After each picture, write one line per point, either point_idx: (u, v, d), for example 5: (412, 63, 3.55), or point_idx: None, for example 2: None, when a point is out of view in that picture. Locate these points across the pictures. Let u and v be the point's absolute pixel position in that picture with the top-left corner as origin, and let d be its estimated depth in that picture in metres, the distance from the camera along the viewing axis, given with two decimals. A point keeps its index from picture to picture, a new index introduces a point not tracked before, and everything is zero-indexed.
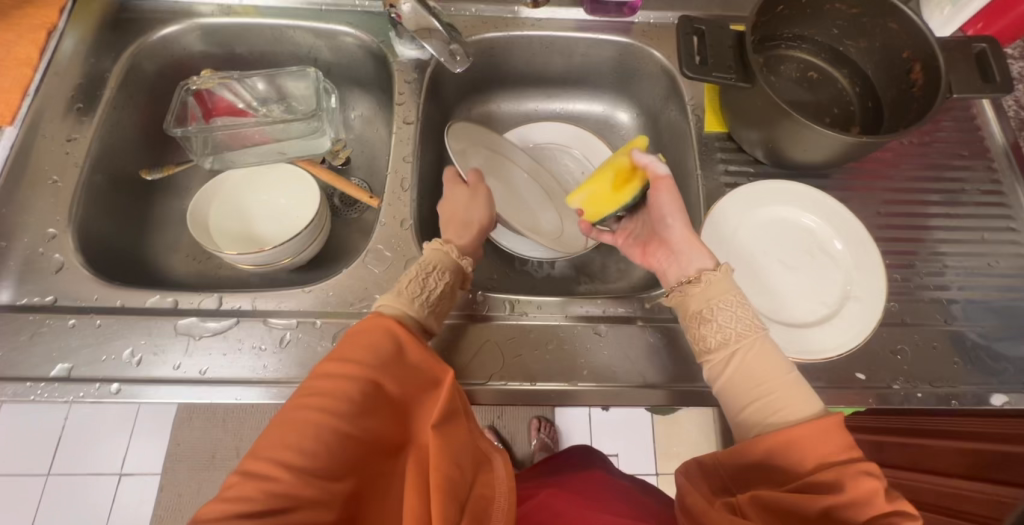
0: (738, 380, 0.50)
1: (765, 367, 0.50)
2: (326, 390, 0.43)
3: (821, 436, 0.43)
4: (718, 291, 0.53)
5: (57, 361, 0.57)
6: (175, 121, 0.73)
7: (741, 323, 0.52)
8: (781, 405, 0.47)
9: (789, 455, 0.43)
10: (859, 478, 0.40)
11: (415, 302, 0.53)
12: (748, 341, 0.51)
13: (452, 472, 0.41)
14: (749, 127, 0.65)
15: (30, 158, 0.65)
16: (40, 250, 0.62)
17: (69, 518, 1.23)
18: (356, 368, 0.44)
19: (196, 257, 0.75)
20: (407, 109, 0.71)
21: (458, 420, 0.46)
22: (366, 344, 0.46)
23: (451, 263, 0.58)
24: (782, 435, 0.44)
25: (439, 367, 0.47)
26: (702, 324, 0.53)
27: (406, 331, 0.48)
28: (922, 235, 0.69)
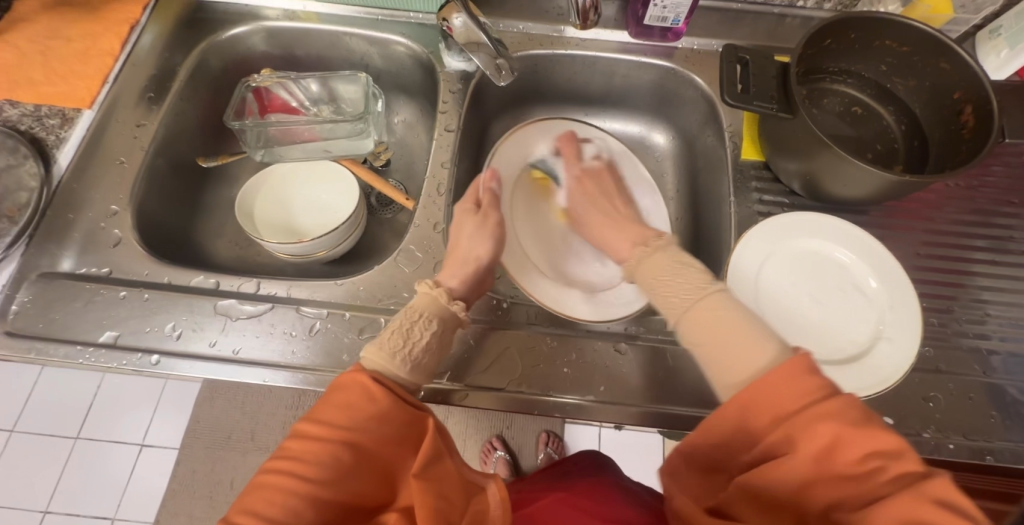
0: (701, 345, 0.49)
1: (716, 323, 0.48)
2: (301, 454, 0.43)
3: (779, 389, 0.40)
4: (660, 259, 0.57)
5: (106, 328, 0.61)
6: (234, 114, 0.78)
7: (691, 286, 0.52)
8: (738, 354, 0.45)
9: (755, 417, 0.41)
10: (821, 425, 0.38)
11: (397, 357, 0.50)
12: (701, 300, 0.50)
13: (443, 507, 0.44)
14: (789, 158, 0.65)
15: (102, 139, 0.71)
16: (102, 225, 0.66)
17: (91, 482, 1.28)
18: (330, 430, 0.44)
19: (238, 243, 0.79)
20: (449, 117, 0.74)
21: (443, 461, 0.47)
22: (341, 404, 0.46)
23: (441, 306, 0.56)
24: (743, 396, 0.42)
25: (418, 418, 0.47)
26: (658, 283, 0.55)
27: (380, 389, 0.47)
28: (964, 280, 0.67)
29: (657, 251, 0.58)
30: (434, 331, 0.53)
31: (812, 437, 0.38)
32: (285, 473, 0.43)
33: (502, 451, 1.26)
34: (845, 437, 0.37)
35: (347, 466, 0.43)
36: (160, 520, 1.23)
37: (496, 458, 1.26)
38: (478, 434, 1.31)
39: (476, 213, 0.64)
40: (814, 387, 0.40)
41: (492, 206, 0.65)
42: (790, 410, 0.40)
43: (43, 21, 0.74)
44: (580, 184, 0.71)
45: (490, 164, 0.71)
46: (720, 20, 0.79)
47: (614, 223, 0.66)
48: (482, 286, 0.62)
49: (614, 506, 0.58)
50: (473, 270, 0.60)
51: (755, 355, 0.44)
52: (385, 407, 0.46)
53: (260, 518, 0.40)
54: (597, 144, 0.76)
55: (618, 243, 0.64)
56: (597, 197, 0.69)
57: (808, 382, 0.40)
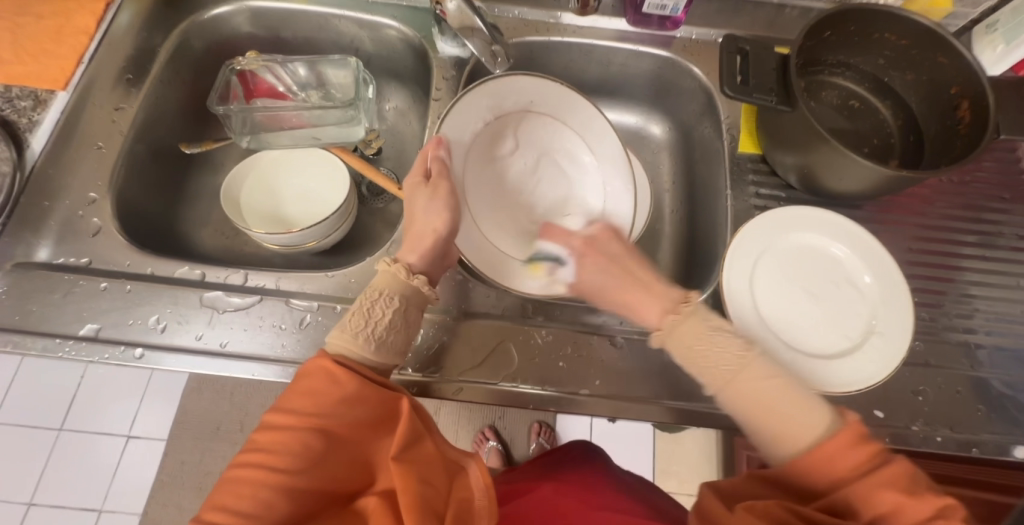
0: (745, 414, 0.47)
1: (760, 392, 0.47)
2: (271, 445, 0.42)
3: (840, 456, 0.42)
4: (694, 325, 0.51)
5: (87, 320, 0.58)
6: (218, 98, 0.75)
7: (728, 355, 0.49)
8: (793, 434, 0.44)
9: (816, 478, 0.42)
10: (884, 492, 0.40)
11: (360, 337, 0.49)
12: (744, 371, 0.48)
13: (422, 490, 0.43)
14: (786, 151, 0.65)
15: (78, 123, 0.67)
16: (80, 213, 0.64)
17: (75, 474, 1.26)
18: (298, 418, 0.43)
19: (224, 232, 0.77)
20: (442, 105, 0.72)
21: (420, 443, 0.46)
22: (308, 391, 0.45)
23: (402, 283, 0.54)
24: (803, 463, 0.43)
25: (389, 401, 0.46)
26: (691, 356, 0.50)
27: (344, 371, 0.45)
28: (954, 275, 0.68)
29: (690, 317, 0.52)
30: (398, 309, 0.52)
31: (874, 502, 0.40)
32: (255, 465, 0.42)
33: (494, 441, 1.26)
34: (907, 505, 0.39)
35: (318, 453, 0.43)
36: (148, 512, 1.22)
37: (488, 448, 1.26)
38: (470, 424, 1.31)
39: (428, 185, 0.60)
40: (871, 453, 0.42)
41: (444, 177, 0.60)
42: (850, 473, 0.41)
43: None
44: (582, 259, 0.59)
45: (440, 133, 0.63)
46: (719, 9, 0.78)
47: (636, 282, 0.56)
48: (445, 259, 0.59)
49: (607, 497, 0.58)
50: (432, 243, 0.57)
51: (809, 429, 0.44)
52: (353, 392, 0.45)
53: (233, 511, 0.40)
54: (559, 104, 0.71)
55: (643, 308, 0.55)
56: (609, 266, 0.58)
57: (865, 450, 0.42)
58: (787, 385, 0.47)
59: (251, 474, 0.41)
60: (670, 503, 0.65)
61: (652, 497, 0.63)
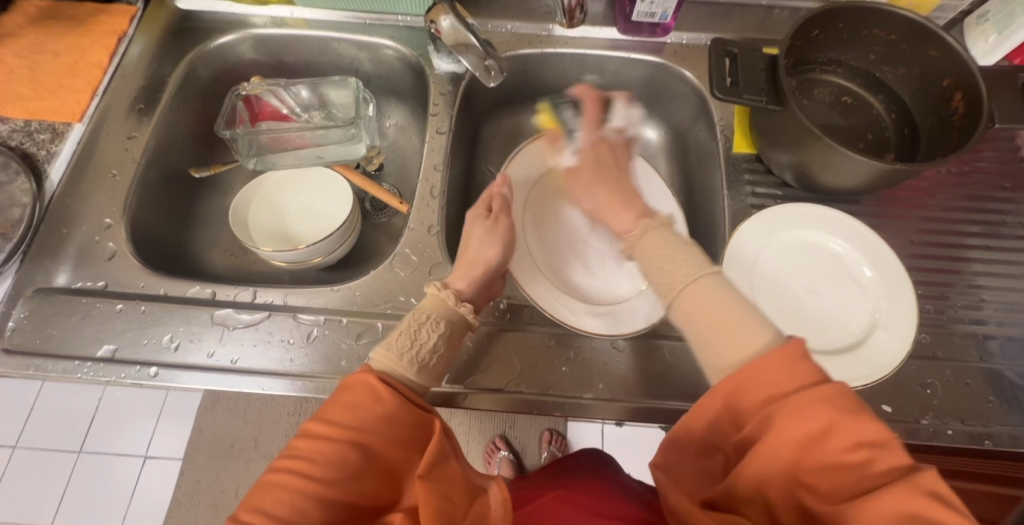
0: (692, 326, 0.45)
1: (708, 301, 0.44)
2: (308, 455, 0.43)
3: (768, 376, 0.38)
4: (656, 236, 0.50)
5: (104, 342, 0.60)
6: (225, 123, 0.78)
7: (682, 265, 0.47)
8: (730, 347, 0.41)
9: (745, 402, 0.39)
10: (817, 409, 0.36)
11: (404, 358, 0.49)
12: (693, 283, 0.45)
13: (449, 509, 0.44)
14: (780, 150, 0.65)
15: (93, 153, 0.71)
16: (96, 239, 0.66)
17: (95, 495, 1.28)
18: (337, 430, 0.44)
19: (234, 252, 0.79)
20: (440, 120, 0.74)
21: (448, 462, 0.46)
22: (347, 404, 0.45)
23: (449, 308, 0.55)
24: (732, 384, 0.40)
25: (427, 420, 0.47)
26: (648, 259, 0.49)
27: (387, 391, 0.46)
28: (958, 266, 0.67)
29: (659, 227, 0.51)
30: (443, 334, 0.52)
31: (805, 420, 0.36)
32: (291, 473, 0.42)
33: (505, 451, 1.26)
34: (839, 421, 0.36)
35: (352, 466, 0.43)
36: None
37: (500, 457, 1.26)
38: (481, 434, 1.31)
39: (489, 216, 0.62)
40: (807, 374, 0.38)
41: (505, 212, 0.63)
42: (781, 394, 0.38)
43: (29, 36, 0.74)
44: (577, 170, 0.63)
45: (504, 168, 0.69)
46: (709, 14, 0.79)
47: (616, 194, 0.58)
48: (492, 287, 0.61)
49: (615, 503, 0.58)
50: (482, 272, 0.59)
51: (746, 348, 0.41)
52: (394, 410, 0.46)
53: (265, 516, 0.40)
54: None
55: (618, 215, 0.56)
56: (595, 180, 0.61)
57: (799, 370, 0.38)
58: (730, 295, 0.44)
59: (287, 482, 0.42)
60: None
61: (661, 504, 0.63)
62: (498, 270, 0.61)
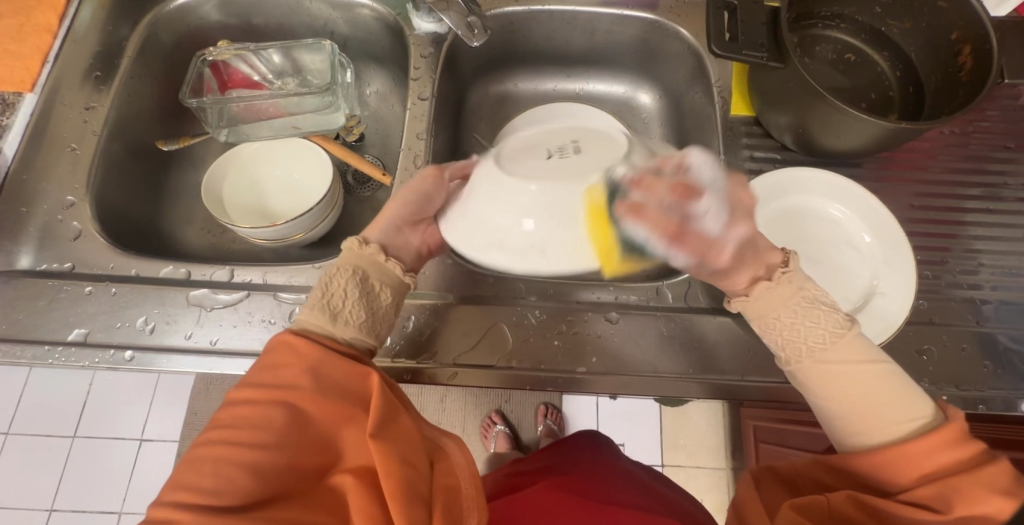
0: (824, 398, 0.48)
1: (852, 379, 0.47)
2: (237, 420, 0.42)
3: (923, 452, 0.42)
4: (789, 292, 0.50)
5: (75, 326, 0.58)
6: (191, 91, 0.73)
7: (822, 329, 0.48)
8: (875, 421, 0.45)
9: (897, 471, 0.42)
10: (978, 492, 0.39)
11: (321, 313, 0.48)
12: (836, 347, 0.48)
13: (406, 472, 0.42)
14: (778, 111, 0.62)
15: (49, 126, 0.66)
16: (59, 218, 0.63)
17: (91, 479, 1.27)
18: (264, 392, 0.43)
19: (211, 230, 0.75)
20: (422, 84, 0.70)
21: (399, 421, 0.44)
22: (275, 366, 0.45)
23: (359, 256, 0.52)
24: (882, 458, 0.43)
25: (366, 378, 0.46)
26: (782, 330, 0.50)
27: (305, 343, 0.46)
28: (956, 230, 0.66)
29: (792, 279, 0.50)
30: (354, 280, 0.51)
31: (967, 503, 0.39)
32: (222, 442, 0.41)
33: (501, 425, 1.27)
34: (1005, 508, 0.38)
35: (287, 427, 0.42)
36: None
37: (496, 432, 1.27)
38: (477, 409, 1.31)
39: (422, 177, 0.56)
40: (963, 457, 0.42)
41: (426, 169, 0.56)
42: (929, 468, 0.42)
43: None
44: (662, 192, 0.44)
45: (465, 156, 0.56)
46: None
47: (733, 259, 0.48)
48: (417, 241, 0.57)
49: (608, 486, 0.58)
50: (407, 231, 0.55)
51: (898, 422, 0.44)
52: (321, 361, 0.45)
53: (194, 488, 0.38)
54: None
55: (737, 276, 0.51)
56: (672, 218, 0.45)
57: (960, 451, 0.42)
58: (876, 363, 0.47)
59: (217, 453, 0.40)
60: (682, 496, 0.63)
61: (656, 486, 0.62)
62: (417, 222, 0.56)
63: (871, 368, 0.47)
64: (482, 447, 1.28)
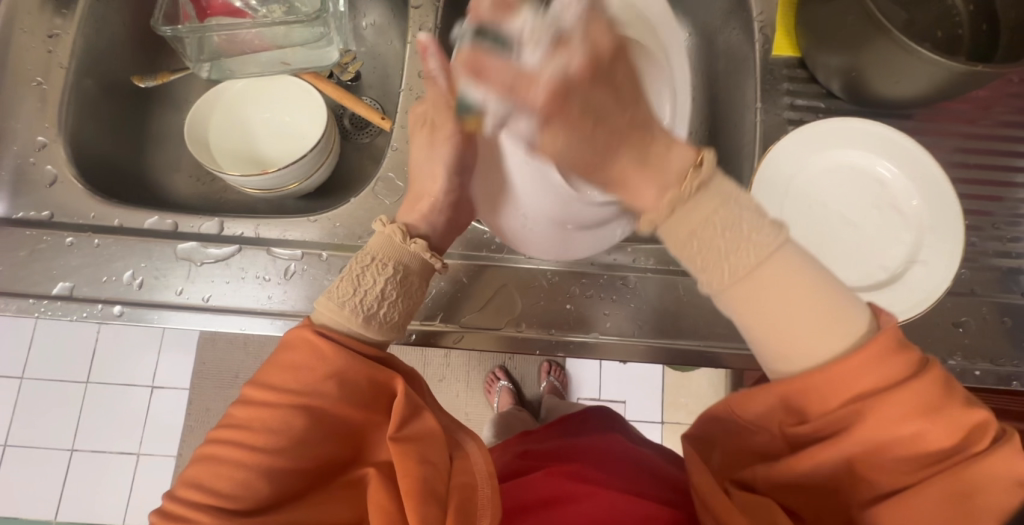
0: (744, 322, 0.39)
1: (786, 299, 0.37)
2: (251, 422, 0.41)
3: (857, 373, 0.35)
4: (703, 211, 0.38)
5: (59, 279, 0.55)
6: (165, 19, 0.65)
7: (748, 245, 0.38)
8: (808, 344, 0.37)
9: (825, 398, 0.36)
10: (907, 416, 0.34)
11: (346, 307, 0.44)
12: (764, 263, 0.38)
13: (424, 473, 0.41)
14: (830, 49, 0.55)
15: (10, 56, 0.59)
16: (31, 161, 0.58)
17: (106, 423, 1.31)
18: (278, 395, 0.41)
19: (199, 178, 0.69)
20: (423, 14, 0.62)
21: (419, 423, 0.44)
22: (291, 364, 0.42)
23: (397, 248, 0.46)
24: (814, 382, 0.36)
25: (388, 379, 0.44)
26: (698, 242, 0.39)
27: (330, 347, 0.42)
28: (1009, 193, 0.60)
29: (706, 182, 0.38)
30: (393, 278, 0.45)
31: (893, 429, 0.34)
32: (235, 441, 0.41)
33: (505, 381, 1.28)
34: (927, 430, 0.34)
35: (304, 431, 0.41)
36: (183, 453, 1.29)
37: (500, 387, 1.28)
38: (481, 366, 1.32)
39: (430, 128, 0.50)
40: (899, 370, 0.35)
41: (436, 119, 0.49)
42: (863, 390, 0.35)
43: None
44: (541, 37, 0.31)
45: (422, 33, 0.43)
46: None
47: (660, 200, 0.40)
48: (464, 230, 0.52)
49: (617, 473, 0.56)
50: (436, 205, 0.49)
51: (827, 335, 0.36)
52: (341, 367, 0.42)
53: (212, 485, 0.39)
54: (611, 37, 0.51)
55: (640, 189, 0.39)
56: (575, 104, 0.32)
57: (895, 363, 0.35)
58: (807, 280, 0.38)
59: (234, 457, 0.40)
60: None
61: (667, 467, 0.61)
62: (461, 205, 0.51)
63: (787, 266, 0.38)
64: (486, 401, 1.30)
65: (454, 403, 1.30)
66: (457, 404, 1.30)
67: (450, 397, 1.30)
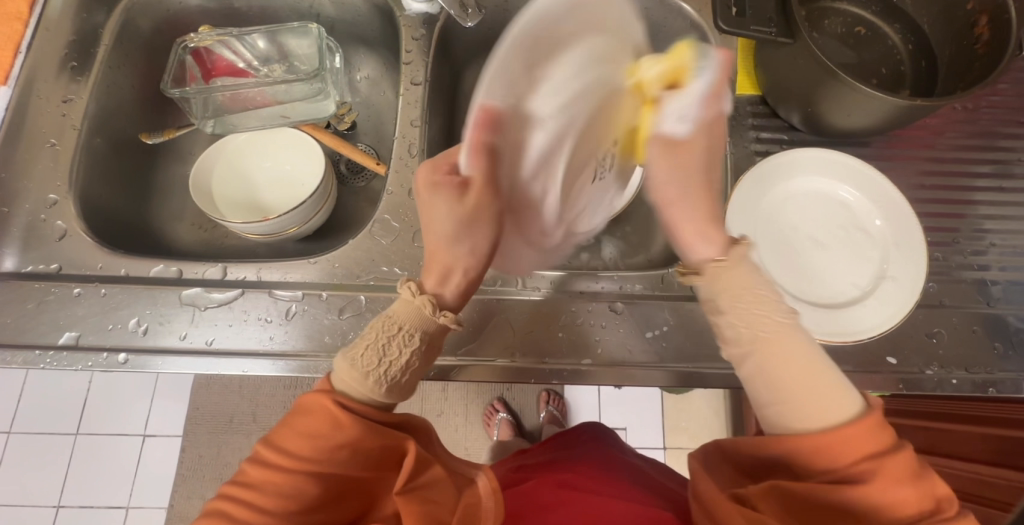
0: (770, 386, 0.42)
1: (799, 370, 0.41)
2: (257, 482, 0.41)
3: (855, 440, 0.37)
4: (739, 277, 0.45)
5: (65, 329, 0.56)
6: (173, 81, 0.71)
7: (767, 318, 0.43)
8: (819, 405, 0.39)
9: (827, 459, 0.38)
10: (897, 485, 0.36)
11: (370, 379, 0.43)
12: (781, 335, 0.42)
13: (434, 508, 0.43)
14: (787, 88, 0.60)
15: (27, 120, 0.63)
16: (43, 217, 0.60)
17: (97, 475, 1.28)
18: (289, 458, 0.41)
19: (202, 226, 0.72)
20: (414, 69, 0.67)
21: (427, 474, 0.45)
22: (304, 430, 0.42)
23: (424, 318, 0.45)
24: (816, 442, 0.38)
25: (397, 441, 0.44)
26: (718, 312, 0.45)
27: (349, 418, 0.42)
28: (967, 209, 0.64)
29: (735, 263, 0.46)
30: (418, 350, 0.45)
31: (883, 484, 0.36)
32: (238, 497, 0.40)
33: (504, 412, 1.27)
34: (911, 500, 0.36)
35: (313, 497, 0.41)
36: (175, 504, 1.25)
37: (499, 419, 1.27)
38: (479, 398, 1.31)
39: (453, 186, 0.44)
40: (890, 442, 0.38)
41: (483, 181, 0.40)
42: (860, 453, 0.37)
43: None
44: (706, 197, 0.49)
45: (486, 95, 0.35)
46: None
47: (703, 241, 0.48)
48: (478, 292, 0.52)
49: (612, 483, 0.57)
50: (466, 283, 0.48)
51: (835, 408, 0.39)
52: (355, 437, 0.42)
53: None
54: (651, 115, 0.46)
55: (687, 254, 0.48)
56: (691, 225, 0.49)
57: (884, 437, 0.38)
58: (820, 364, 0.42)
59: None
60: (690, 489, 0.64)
61: (664, 482, 0.62)
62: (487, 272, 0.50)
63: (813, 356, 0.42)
64: (486, 435, 1.29)
65: (453, 438, 1.28)
66: (457, 440, 1.28)
67: (450, 432, 1.29)
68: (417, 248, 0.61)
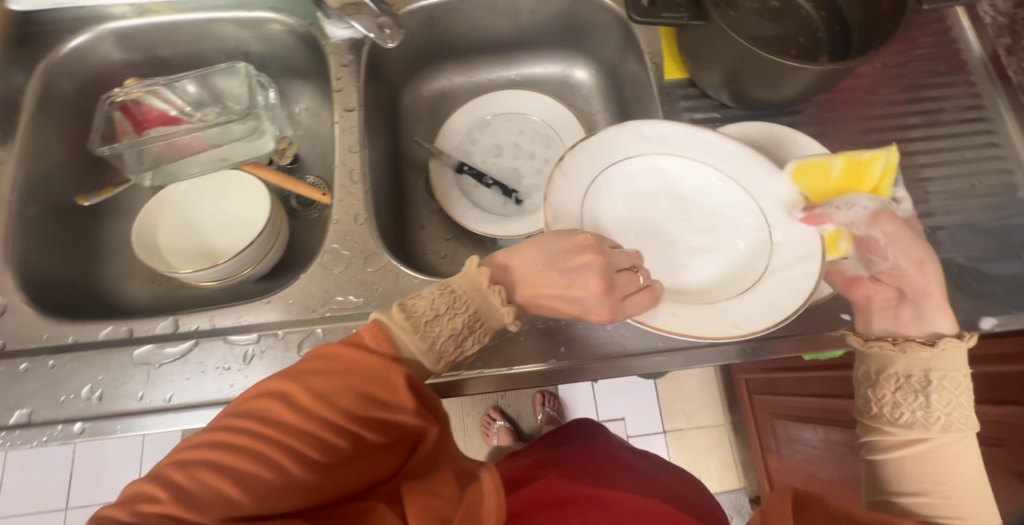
0: (924, 476, 0.44)
1: (962, 473, 0.44)
2: (286, 421, 0.41)
3: None
4: (943, 364, 0.47)
5: (15, 407, 0.54)
6: (102, 138, 0.69)
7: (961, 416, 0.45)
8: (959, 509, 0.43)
9: None
10: None
11: (442, 362, 0.50)
12: (959, 433, 0.45)
13: (436, 503, 0.42)
14: (710, 68, 0.61)
15: None
16: None
17: None
18: (325, 407, 0.42)
19: (155, 280, 0.71)
20: (346, 95, 0.67)
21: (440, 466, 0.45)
22: (347, 385, 0.44)
23: (498, 320, 0.51)
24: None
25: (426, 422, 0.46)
26: (899, 386, 0.47)
27: (402, 383, 0.44)
28: (902, 162, 0.66)
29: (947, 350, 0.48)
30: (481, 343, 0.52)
31: None
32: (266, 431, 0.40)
33: (501, 420, 1.27)
34: None
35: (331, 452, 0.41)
36: None
37: (498, 427, 1.27)
38: (475, 409, 1.31)
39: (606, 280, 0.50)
40: None
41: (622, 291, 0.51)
42: None
43: None
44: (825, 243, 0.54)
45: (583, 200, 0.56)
46: None
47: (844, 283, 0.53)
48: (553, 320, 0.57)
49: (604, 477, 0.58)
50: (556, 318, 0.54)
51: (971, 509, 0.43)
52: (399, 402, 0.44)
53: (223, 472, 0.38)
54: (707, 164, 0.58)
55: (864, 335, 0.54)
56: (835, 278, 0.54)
57: None
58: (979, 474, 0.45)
59: (238, 462, 0.38)
60: (674, 473, 0.65)
61: (651, 471, 0.63)
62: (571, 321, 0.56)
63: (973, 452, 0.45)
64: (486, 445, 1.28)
65: None
66: None
67: None
68: (370, 272, 0.60)
